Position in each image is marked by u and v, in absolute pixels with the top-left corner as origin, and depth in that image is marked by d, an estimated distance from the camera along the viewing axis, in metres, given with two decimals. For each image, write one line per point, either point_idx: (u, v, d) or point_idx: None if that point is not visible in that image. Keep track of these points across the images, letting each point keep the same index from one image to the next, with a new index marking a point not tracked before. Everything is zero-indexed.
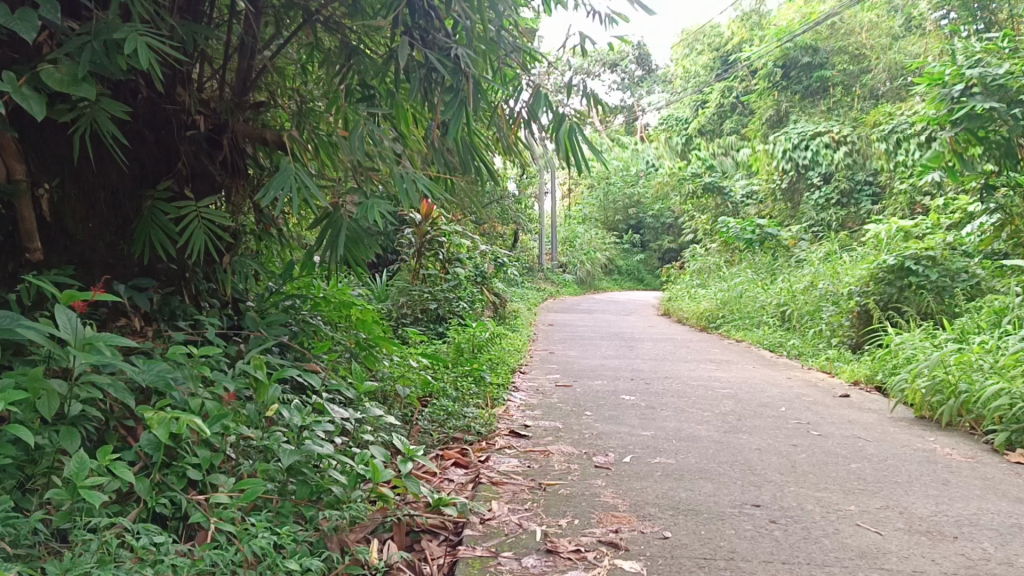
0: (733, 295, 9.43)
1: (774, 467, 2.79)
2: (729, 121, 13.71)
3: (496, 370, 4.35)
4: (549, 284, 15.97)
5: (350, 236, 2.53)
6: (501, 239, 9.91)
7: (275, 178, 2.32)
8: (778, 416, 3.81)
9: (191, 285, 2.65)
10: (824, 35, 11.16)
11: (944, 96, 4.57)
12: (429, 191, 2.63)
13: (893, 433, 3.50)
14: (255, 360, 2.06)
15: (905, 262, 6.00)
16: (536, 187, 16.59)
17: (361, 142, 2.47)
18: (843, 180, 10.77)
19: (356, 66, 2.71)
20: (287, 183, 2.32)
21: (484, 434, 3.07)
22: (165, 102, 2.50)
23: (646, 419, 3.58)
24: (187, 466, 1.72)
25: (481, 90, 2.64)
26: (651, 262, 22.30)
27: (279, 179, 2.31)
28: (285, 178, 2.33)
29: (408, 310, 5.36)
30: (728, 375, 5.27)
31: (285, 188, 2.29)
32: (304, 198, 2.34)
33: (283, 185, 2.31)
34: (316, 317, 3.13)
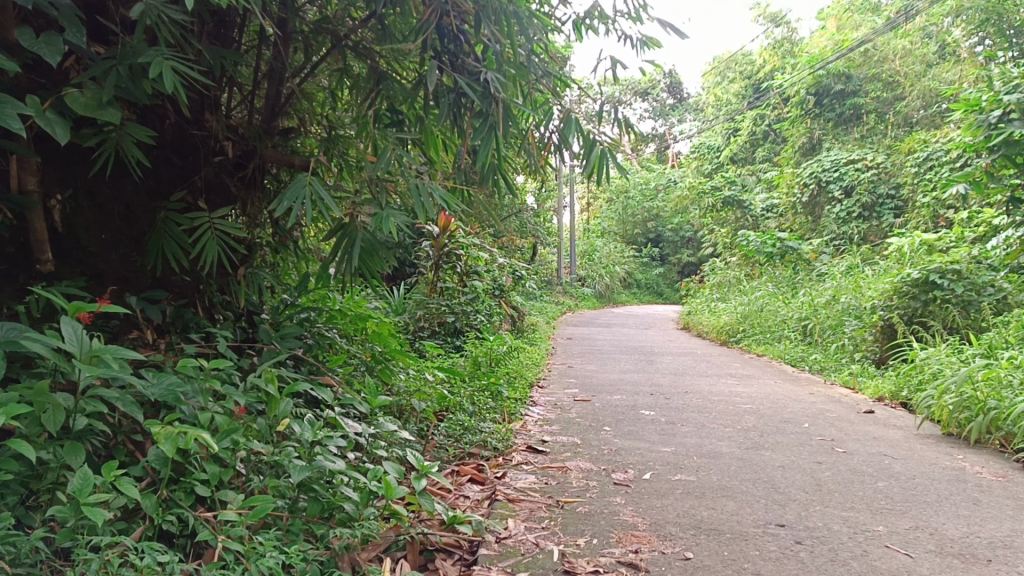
0: (754, 309, 9.34)
1: (798, 485, 2.71)
2: (760, 149, 14.62)
3: (513, 384, 4.31)
4: (567, 297, 15.91)
5: (365, 248, 2.50)
6: (519, 252, 9.89)
7: (288, 190, 2.29)
8: (801, 433, 3.74)
9: (205, 298, 2.62)
10: (858, 64, 11.90)
11: (983, 122, 5.25)
12: (446, 202, 2.60)
13: (919, 450, 3.41)
14: (267, 373, 2.02)
15: (929, 275, 5.92)
16: (555, 200, 16.59)
17: (388, 164, 2.51)
18: (865, 193, 10.68)
19: (384, 91, 2.74)
20: (300, 195, 2.29)
21: (501, 450, 3.02)
22: (193, 128, 2.54)
23: (665, 435, 3.51)
24: (195, 482, 1.69)
25: (511, 113, 2.66)
26: (670, 276, 22.17)
27: (292, 191, 2.28)
28: (299, 189, 2.30)
29: (425, 323, 5.32)
30: (750, 390, 5.19)
31: (298, 200, 2.27)
32: (319, 210, 2.31)
33: (296, 197, 2.28)
34: (332, 330, 3.10)
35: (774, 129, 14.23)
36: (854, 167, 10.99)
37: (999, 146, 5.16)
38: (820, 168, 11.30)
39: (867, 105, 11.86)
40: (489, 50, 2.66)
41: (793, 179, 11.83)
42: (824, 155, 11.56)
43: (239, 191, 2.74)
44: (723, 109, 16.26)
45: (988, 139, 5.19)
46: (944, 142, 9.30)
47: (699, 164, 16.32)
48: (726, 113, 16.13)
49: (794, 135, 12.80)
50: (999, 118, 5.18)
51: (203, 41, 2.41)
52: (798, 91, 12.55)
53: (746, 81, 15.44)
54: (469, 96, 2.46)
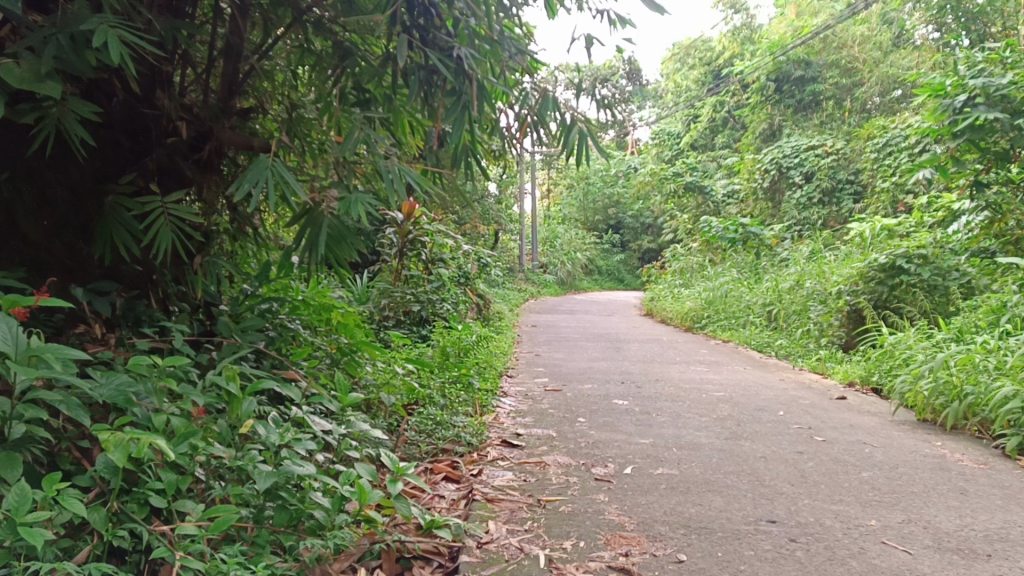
0: (718, 294, 9.32)
1: (784, 477, 2.63)
2: (720, 135, 14.68)
3: (483, 375, 4.18)
4: (529, 285, 15.81)
5: (331, 234, 2.33)
6: (482, 239, 9.74)
7: (250, 171, 2.11)
8: (778, 421, 3.68)
9: (159, 288, 2.45)
10: (816, 50, 11.94)
11: (948, 106, 5.24)
12: (417, 184, 2.45)
13: (898, 438, 3.37)
14: (228, 370, 1.84)
15: (896, 260, 5.92)
16: (516, 187, 16.43)
17: (355, 145, 2.34)
18: (825, 179, 10.73)
19: (350, 67, 2.56)
20: (263, 176, 2.12)
21: (475, 445, 2.89)
22: (143, 106, 2.36)
23: (642, 426, 3.41)
24: (149, 492, 1.54)
25: (486, 92, 2.52)
26: (630, 262, 22.19)
27: (254, 172, 2.11)
28: (261, 171, 2.13)
29: (390, 312, 5.16)
30: (720, 377, 5.13)
31: (262, 182, 2.10)
32: (285, 193, 2.14)
33: (258, 177, 2.10)
34: (295, 321, 2.93)
35: (734, 116, 14.26)
36: (814, 152, 11.02)
37: (963, 131, 5.15)
38: (781, 154, 11.32)
39: (826, 92, 11.91)
40: (461, 25, 2.53)
41: (754, 165, 11.84)
42: (785, 141, 11.58)
43: (196, 174, 2.57)
44: (682, 96, 16.23)
45: (953, 124, 5.18)
46: (902, 128, 9.36)
47: (659, 150, 16.28)
48: (685, 99, 16.10)
49: (755, 121, 12.76)
50: (964, 103, 5.16)
51: (152, 11, 2.23)
52: (757, 78, 12.50)
53: (705, 67, 15.42)
54: (443, 73, 2.31)
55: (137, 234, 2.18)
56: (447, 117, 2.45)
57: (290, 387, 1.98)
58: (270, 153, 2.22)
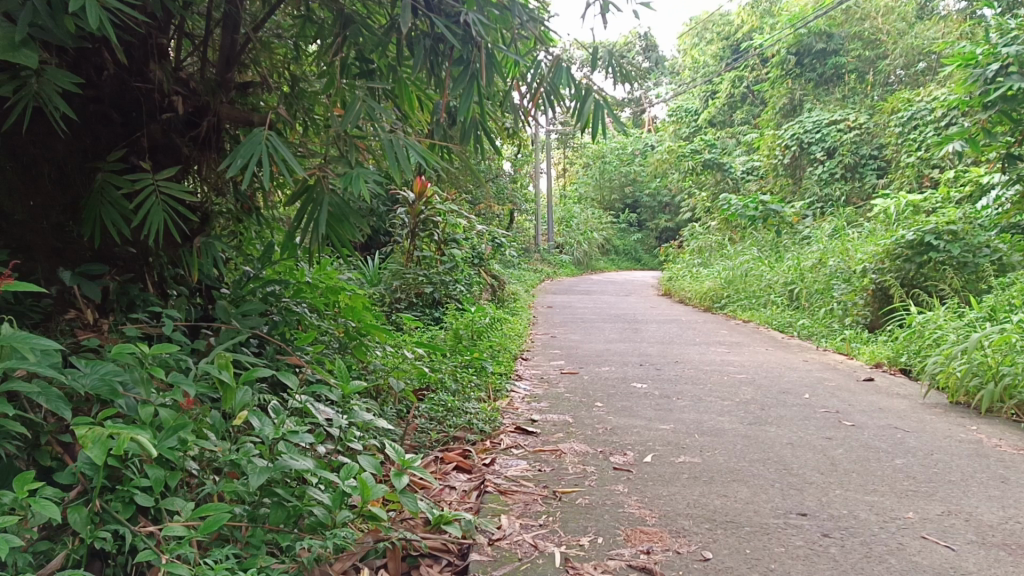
0: (738, 273, 9.14)
1: (812, 465, 2.50)
2: (739, 111, 14.42)
3: (497, 358, 4.06)
4: (545, 265, 15.65)
5: (332, 213, 2.18)
6: (497, 219, 9.61)
7: (242, 145, 1.96)
8: (803, 404, 3.54)
9: (155, 271, 2.34)
10: (839, 22, 11.65)
11: (979, 76, 5.04)
12: (423, 159, 2.31)
13: (930, 422, 3.22)
14: (221, 357, 1.71)
15: (924, 237, 5.72)
16: (531, 166, 16.26)
17: (356, 118, 2.19)
18: (847, 154, 10.48)
19: (351, 36, 2.40)
20: (256, 151, 1.96)
21: (488, 432, 2.77)
22: (134, 80, 2.25)
23: (661, 410, 3.28)
24: (134, 490, 1.43)
25: (495, 59, 2.38)
26: (648, 242, 21.96)
27: (247, 147, 1.95)
28: (255, 145, 1.97)
29: (402, 294, 5.04)
30: (742, 358, 4.99)
31: (254, 157, 1.94)
32: (280, 169, 1.99)
33: (250, 152, 1.95)
34: (301, 305, 2.82)
35: (753, 91, 13.99)
36: (836, 127, 10.75)
37: (996, 102, 4.94)
38: (802, 130, 11.07)
39: (848, 65, 11.62)
40: None
41: (774, 141, 11.60)
42: (806, 116, 11.31)
43: (192, 153, 2.47)
44: (700, 71, 15.93)
45: (985, 95, 4.98)
46: (928, 101, 9.10)
47: (676, 127, 16.01)
48: (703, 75, 15.80)
49: (775, 95, 12.49)
50: (997, 72, 4.96)
51: None
52: (777, 52, 12.22)
53: (723, 41, 15.12)
54: (451, 40, 2.17)
55: (128, 213, 2.06)
56: (454, 88, 2.32)
57: (286, 376, 1.83)
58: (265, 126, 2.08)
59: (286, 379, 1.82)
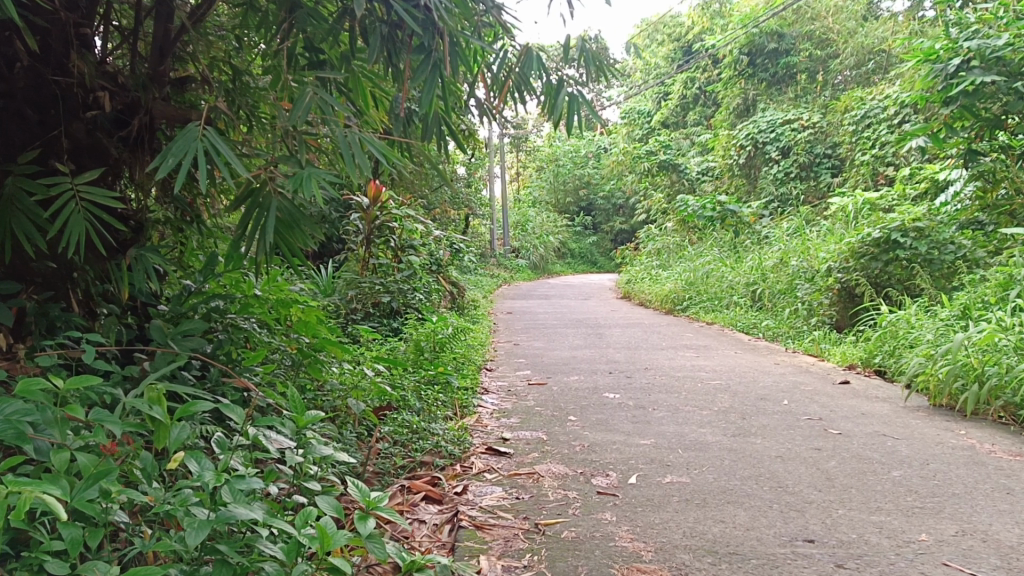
0: (699, 275, 9.03)
1: (808, 481, 2.33)
2: (692, 112, 14.41)
3: (462, 371, 3.84)
4: (502, 270, 15.45)
5: (281, 219, 1.93)
6: (453, 224, 9.37)
7: (174, 141, 1.69)
8: (784, 412, 3.39)
9: (80, 288, 2.07)
10: (789, 21, 11.68)
11: (942, 70, 4.96)
12: (383, 155, 2.08)
13: (917, 427, 3.09)
14: (151, 390, 1.45)
15: (890, 235, 5.63)
16: (485, 170, 16.06)
17: (306, 111, 1.94)
18: (802, 154, 10.47)
19: (299, 24, 2.16)
20: (191, 148, 1.69)
21: (457, 455, 2.56)
22: (51, 72, 2.08)
23: (639, 423, 3.09)
24: (43, 556, 1.17)
25: (459, 47, 2.19)
26: (603, 244, 21.86)
27: (180, 143, 1.68)
28: (189, 141, 1.70)
29: (358, 304, 4.79)
30: (712, 363, 4.85)
31: (189, 155, 1.66)
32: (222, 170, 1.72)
33: (183, 150, 1.68)
34: (250, 321, 2.57)
35: (705, 92, 13.98)
36: (790, 126, 10.74)
37: (957, 97, 4.88)
38: (756, 129, 11.03)
39: (799, 64, 11.62)
40: None
41: (729, 141, 11.56)
42: (759, 116, 11.28)
43: (121, 154, 2.23)
44: (651, 72, 15.86)
45: (946, 90, 4.91)
46: (880, 99, 9.11)
47: (630, 129, 15.92)
48: (654, 76, 15.74)
49: (729, 96, 12.47)
50: (959, 67, 4.89)
51: None
52: (730, 52, 12.20)
53: (675, 43, 15.04)
54: (413, 25, 1.97)
55: (41, 223, 1.79)
56: (414, 78, 2.12)
57: (229, 408, 1.58)
58: (201, 120, 1.82)
59: (228, 411, 1.56)
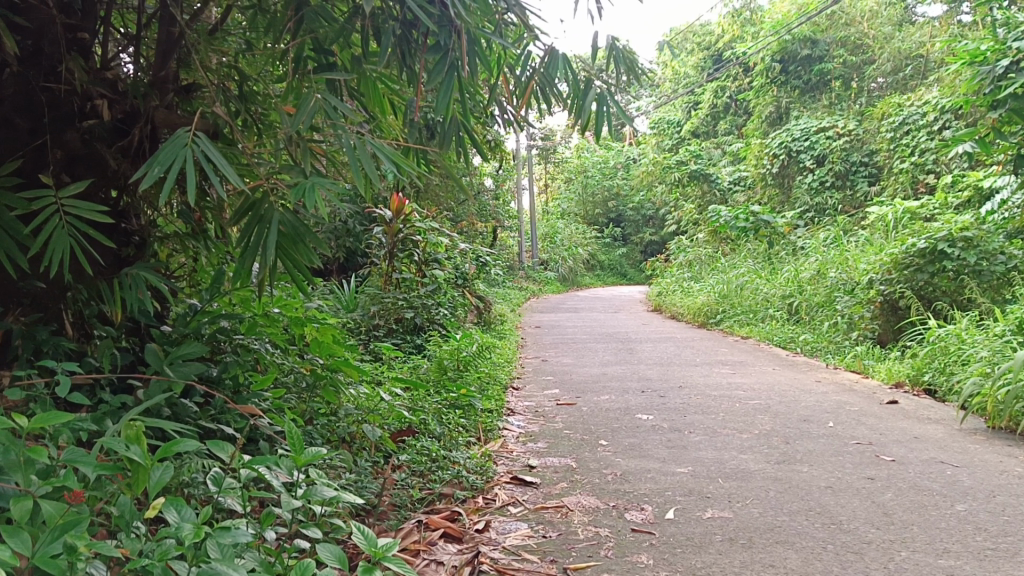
0: (733, 287, 8.77)
1: (863, 518, 2.11)
2: (723, 121, 14.14)
3: (486, 391, 3.66)
4: (531, 283, 15.26)
5: (284, 235, 1.78)
6: (480, 237, 9.21)
7: (161, 150, 1.54)
8: (831, 435, 3.16)
9: (72, 308, 1.95)
10: (823, 27, 11.42)
11: (989, 72, 4.72)
12: (395, 162, 1.91)
13: (978, 453, 2.85)
14: (131, 429, 1.29)
15: (937, 245, 5.36)
16: (513, 181, 15.91)
17: (311, 116, 1.79)
18: (837, 162, 10.17)
19: (308, 27, 2.01)
20: (179, 156, 1.54)
21: (480, 486, 2.38)
22: (44, 79, 2.00)
23: (675, 448, 2.89)
24: None
25: (478, 45, 2.03)
26: (632, 255, 21.57)
27: (166, 151, 1.54)
28: (177, 149, 1.56)
29: (380, 320, 4.65)
30: (749, 380, 4.62)
31: (176, 165, 1.51)
32: (214, 180, 1.57)
33: (170, 158, 1.53)
34: (263, 342, 2.43)
35: (736, 101, 13.72)
36: (825, 134, 10.44)
37: (1006, 100, 4.63)
38: (790, 138, 10.77)
39: (834, 71, 11.33)
40: None
41: (762, 149, 11.30)
42: (793, 124, 11.00)
43: (121, 165, 2.10)
44: (680, 82, 15.63)
45: (994, 93, 4.67)
46: (919, 105, 8.82)
47: (659, 139, 15.66)
48: (684, 86, 15.49)
49: (761, 104, 12.19)
50: (1007, 68, 4.65)
51: None
52: (762, 60, 11.95)
53: (705, 52, 14.80)
54: (427, 21, 1.81)
55: (21, 240, 1.65)
56: (430, 80, 1.95)
57: (218, 446, 1.43)
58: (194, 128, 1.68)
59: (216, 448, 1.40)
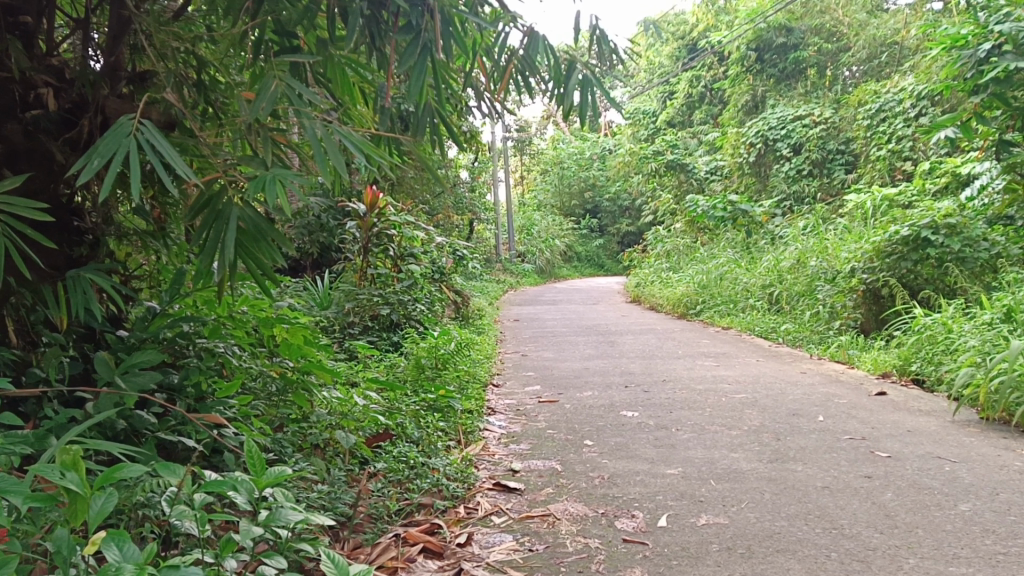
0: (713, 277, 8.69)
1: (866, 521, 2.01)
2: (699, 111, 14.05)
3: (466, 390, 3.53)
4: (508, 276, 15.11)
5: (244, 233, 1.64)
6: (456, 230, 9.04)
7: (102, 138, 1.40)
8: (822, 430, 3.07)
9: (15, 311, 1.82)
10: (797, 15, 11.35)
11: (971, 56, 4.62)
12: (364, 152, 1.77)
13: (974, 447, 2.76)
14: (67, 455, 1.16)
15: (920, 232, 5.28)
16: (489, 173, 15.71)
17: (272, 103, 1.64)
18: (814, 150, 10.10)
19: (269, 5, 1.86)
20: (121, 146, 1.39)
21: (461, 495, 2.25)
22: None
23: (664, 448, 2.78)
24: None
25: (452, 25, 1.89)
26: (610, 246, 21.48)
27: (107, 140, 1.39)
28: (120, 138, 1.42)
29: (355, 317, 4.49)
30: (734, 373, 4.53)
31: (119, 155, 1.37)
32: (162, 168, 1.44)
33: (113, 148, 1.38)
34: (231, 347, 2.29)
35: (712, 90, 13.63)
36: (801, 122, 10.37)
37: (988, 85, 4.54)
38: (766, 126, 10.69)
39: (809, 59, 11.27)
40: None
41: (738, 138, 11.22)
42: (769, 112, 10.93)
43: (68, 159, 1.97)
44: (655, 71, 15.49)
45: (977, 77, 4.59)
46: (895, 92, 8.76)
47: (635, 129, 15.55)
48: (658, 76, 15.37)
49: (736, 93, 12.10)
50: (989, 52, 4.55)
51: None
52: (737, 48, 11.87)
53: (679, 41, 14.68)
54: None
55: None
56: (401, 64, 1.81)
57: (168, 468, 1.30)
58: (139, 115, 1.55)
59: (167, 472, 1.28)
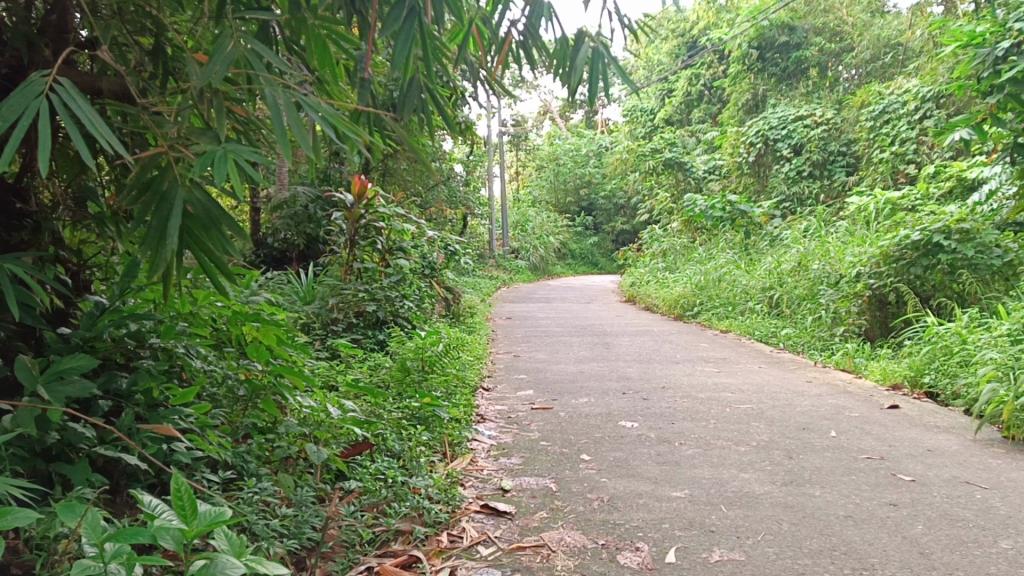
0: (711, 279, 8.45)
1: (899, 560, 1.79)
2: (697, 109, 13.83)
3: (454, 396, 3.29)
4: (501, 273, 14.82)
5: (193, 220, 1.41)
6: (448, 224, 8.76)
7: (7, 99, 1.25)
8: (836, 448, 2.84)
9: None
10: (800, 14, 11.11)
11: (987, 56, 4.36)
12: (335, 126, 1.53)
13: (1003, 471, 2.54)
14: None
15: (932, 237, 5.03)
16: (483, 168, 15.40)
17: (226, 66, 1.43)
18: (815, 151, 9.88)
19: None
20: (29, 106, 1.25)
21: (444, 519, 2.01)
22: None
23: (667, 466, 2.55)
24: None
25: None
26: (605, 244, 21.23)
27: (13, 102, 1.24)
28: (28, 98, 1.27)
29: (338, 314, 4.24)
30: (737, 380, 4.30)
31: (25, 116, 1.22)
32: (78, 132, 1.28)
33: (18, 110, 1.23)
34: (194, 348, 2.04)
35: (711, 88, 13.39)
36: (802, 123, 10.13)
37: (1004, 85, 4.30)
38: (767, 126, 10.44)
39: (811, 58, 11.05)
40: None
41: (738, 138, 10.95)
42: (769, 112, 10.70)
43: None
44: (654, 68, 15.23)
45: (995, 76, 4.33)
46: (899, 93, 8.53)
47: (631, 127, 15.30)
48: (658, 73, 15.10)
49: (737, 92, 11.85)
50: (1008, 51, 4.25)
51: None
52: (738, 46, 11.61)
53: (677, 38, 14.41)
54: None
55: None
56: (384, 28, 1.58)
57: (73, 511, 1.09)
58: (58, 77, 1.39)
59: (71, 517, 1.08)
